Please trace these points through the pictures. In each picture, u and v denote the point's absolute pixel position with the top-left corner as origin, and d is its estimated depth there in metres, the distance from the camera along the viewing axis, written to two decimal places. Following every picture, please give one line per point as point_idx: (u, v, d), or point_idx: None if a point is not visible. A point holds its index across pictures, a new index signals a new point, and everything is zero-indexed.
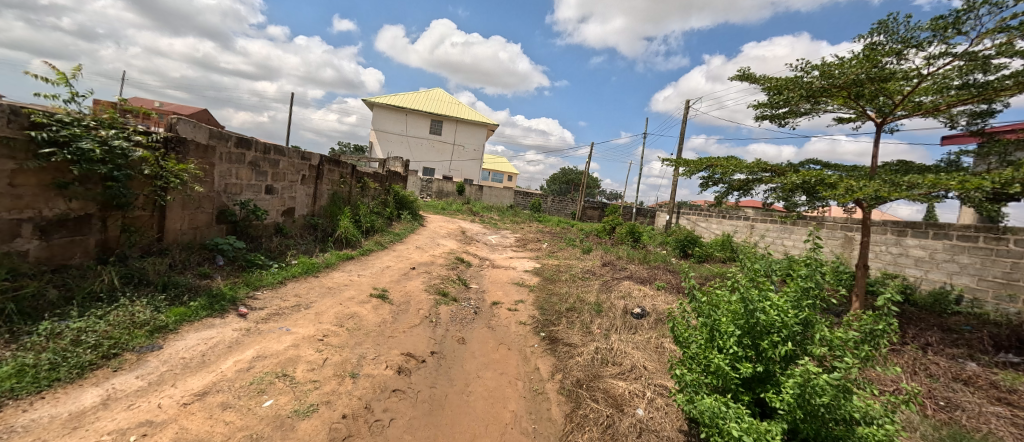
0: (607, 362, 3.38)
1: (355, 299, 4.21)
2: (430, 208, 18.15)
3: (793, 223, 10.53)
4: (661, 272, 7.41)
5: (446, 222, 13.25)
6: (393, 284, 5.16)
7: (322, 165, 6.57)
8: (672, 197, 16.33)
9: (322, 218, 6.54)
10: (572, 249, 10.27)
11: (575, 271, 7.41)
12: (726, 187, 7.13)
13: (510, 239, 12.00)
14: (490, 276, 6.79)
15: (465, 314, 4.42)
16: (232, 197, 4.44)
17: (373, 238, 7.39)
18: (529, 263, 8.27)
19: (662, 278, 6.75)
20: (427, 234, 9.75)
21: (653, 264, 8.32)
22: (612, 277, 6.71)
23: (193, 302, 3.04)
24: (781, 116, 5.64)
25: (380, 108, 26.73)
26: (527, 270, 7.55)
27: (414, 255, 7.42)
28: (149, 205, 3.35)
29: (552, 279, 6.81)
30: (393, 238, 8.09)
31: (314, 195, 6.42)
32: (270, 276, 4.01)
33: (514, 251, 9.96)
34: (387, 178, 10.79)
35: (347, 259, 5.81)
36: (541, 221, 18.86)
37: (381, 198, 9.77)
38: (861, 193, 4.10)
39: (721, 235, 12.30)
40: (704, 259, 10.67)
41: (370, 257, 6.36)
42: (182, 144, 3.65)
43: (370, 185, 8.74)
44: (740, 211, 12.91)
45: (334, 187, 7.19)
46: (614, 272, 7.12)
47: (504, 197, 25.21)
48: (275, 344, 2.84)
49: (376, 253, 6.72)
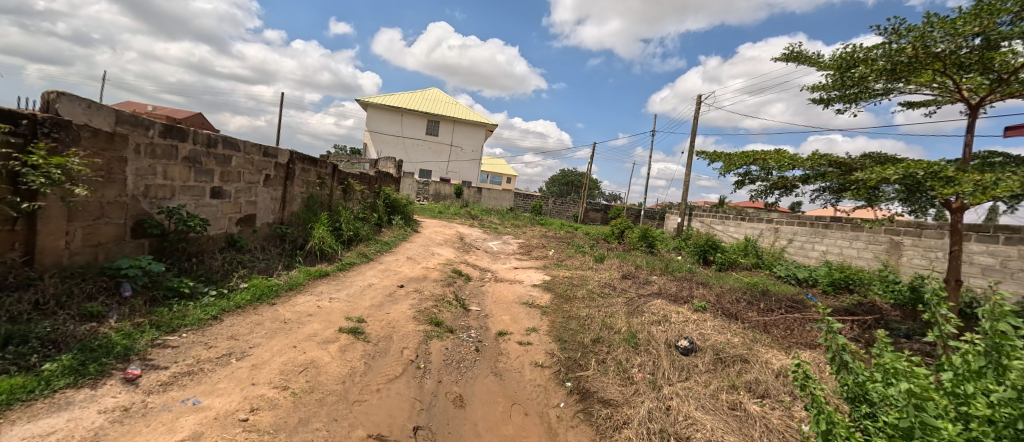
0: (669, 438, 2.34)
1: (317, 336, 3.15)
2: (427, 212, 17.19)
3: (826, 226, 9.55)
4: (692, 287, 6.38)
5: (443, 228, 12.20)
6: (373, 311, 4.10)
7: (292, 162, 5.52)
8: (683, 198, 15.36)
9: (293, 226, 5.47)
10: (583, 258, 9.24)
11: (591, 285, 6.36)
12: (766, 185, 6.33)
13: (513, 246, 10.96)
14: (493, 294, 5.75)
15: (463, 354, 3.38)
16: (156, 202, 3.39)
17: (356, 249, 6.35)
18: (536, 275, 7.21)
19: (697, 294, 5.72)
20: (420, 242, 8.69)
21: (678, 275, 7.32)
22: (637, 294, 5.67)
23: (46, 366, 2.03)
24: (846, 99, 4.62)
25: (374, 108, 25.79)
26: (536, 284, 6.52)
27: (405, 268, 6.37)
28: (2, 218, 2.31)
29: (566, 297, 5.77)
30: (381, 248, 7.02)
31: (282, 198, 5.36)
32: (199, 311, 2.96)
33: (518, 260, 8.92)
34: (377, 180, 9.76)
35: (320, 277, 4.75)
36: (544, 224, 17.90)
37: (369, 202, 8.74)
38: (999, 190, 3.03)
39: (742, 239, 11.30)
40: (728, 266, 9.67)
41: (349, 272, 5.31)
42: (64, 130, 2.61)
43: (354, 187, 7.69)
44: (762, 213, 11.92)
45: (311, 189, 6.13)
46: (638, 287, 6.09)
47: (504, 200, 24.22)
48: (160, 438, 1.79)
49: (358, 268, 5.66)
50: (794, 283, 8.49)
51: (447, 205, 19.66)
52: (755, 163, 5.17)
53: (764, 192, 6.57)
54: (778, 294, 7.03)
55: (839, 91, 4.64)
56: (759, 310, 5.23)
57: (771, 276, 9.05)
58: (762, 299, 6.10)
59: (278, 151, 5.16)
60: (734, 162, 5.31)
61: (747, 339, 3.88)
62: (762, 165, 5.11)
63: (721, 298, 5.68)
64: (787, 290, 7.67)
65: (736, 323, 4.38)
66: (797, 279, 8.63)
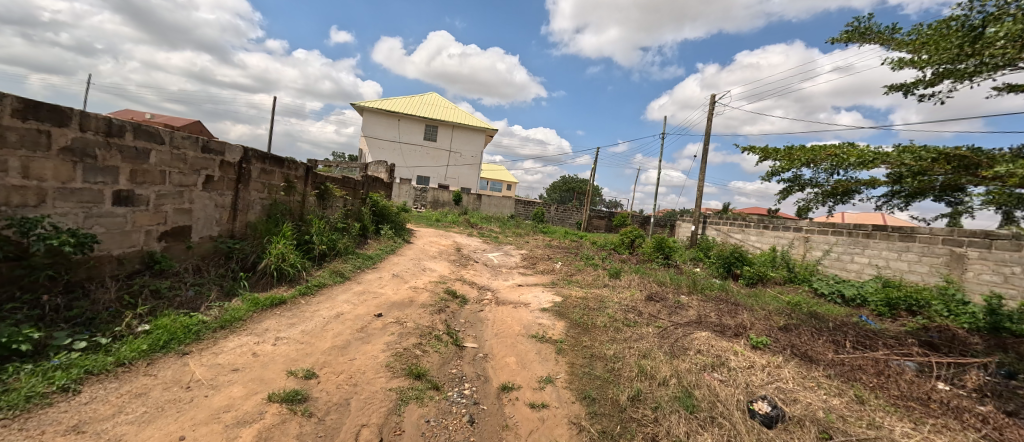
0: None
1: (228, 414, 2.09)
2: (422, 219, 16.17)
3: (868, 235, 8.58)
4: (733, 312, 5.29)
5: (438, 238, 11.15)
6: (335, 356, 3.05)
7: (248, 161, 4.48)
8: (698, 205, 14.36)
9: (245, 240, 4.40)
10: (595, 272, 8.19)
11: (610, 310, 5.28)
12: (818, 192, 5.63)
13: (515, 258, 9.89)
14: (494, 323, 4.67)
15: (451, 434, 2.31)
16: (6, 212, 2.36)
17: (330, 266, 5.29)
18: (546, 295, 6.14)
19: (746, 324, 4.63)
20: (411, 255, 7.62)
21: (709, 295, 6.28)
22: (672, 324, 4.59)
23: None
24: (954, 75, 3.64)
25: (370, 112, 24.95)
26: (545, 307, 5.47)
27: (389, 290, 5.31)
28: None
29: (584, 326, 4.68)
30: (360, 264, 5.94)
31: (231, 205, 4.30)
32: (36, 382, 1.93)
33: (522, 275, 7.89)
34: (364, 185, 8.72)
35: (270, 308, 3.66)
36: (547, 233, 16.88)
37: (352, 210, 7.69)
38: None
39: (769, 250, 10.27)
40: (758, 280, 8.60)
41: (312, 298, 4.21)
42: None
43: (333, 192, 6.65)
44: (788, 220, 10.93)
45: (274, 194, 5.08)
46: (669, 313, 5.00)
47: (505, 207, 23.23)
48: None
49: (326, 291, 4.56)
50: (838, 302, 7.43)
51: (445, 213, 18.65)
52: (821, 161, 4.12)
53: (812, 201, 5.90)
54: (829, 320, 5.95)
55: (944, 66, 3.66)
56: (830, 346, 4.14)
57: (811, 293, 8.01)
58: (822, 330, 5.01)
59: (227, 147, 4.13)
60: (795, 161, 4.28)
61: (847, 400, 2.83)
62: (833, 163, 4.01)
63: (774, 330, 4.59)
64: (835, 313, 6.62)
65: (818, 372, 3.29)
66: (843, 297, 7.58)
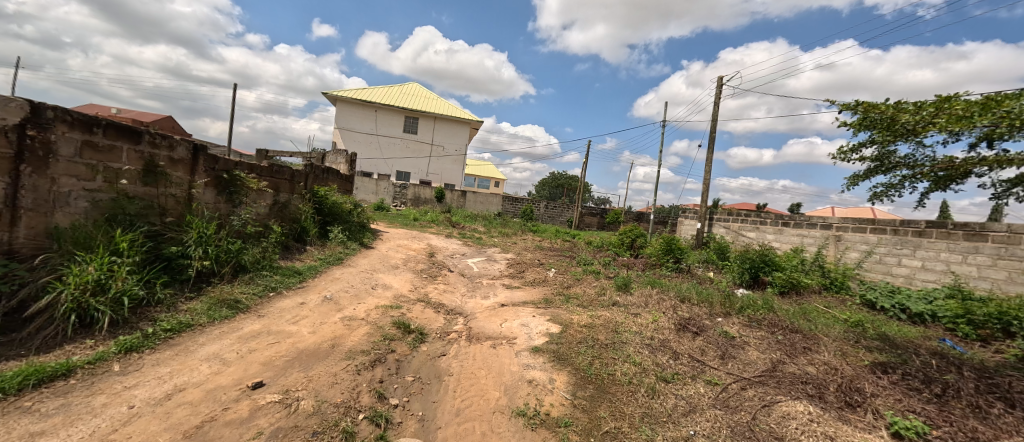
0: None
1: None
2: (399, 218, 14.39)
3: (920, 233, 7.08)
4: (807, 351, 3.66)
5: (409, 240, 9.37)
6: None
7: (42, 128, 2.77)
8: (703, 199, 12.87)
9: (31, 262, 2.66)
10: (597, 283, 6.53)
11: (632, 351, 3.60)
12: (907, 177, 4.08)
13: (499, 264, 8.17)
14: (458, 381, 2.98)
15: None
16: None
17: (213, 293, 3.52)
18: (537, 322, 4.45)
19: (845, 377, 2.99)
20: (363, 267, 5.83)
21: (757, 317, 4.70)
22: (735, 380, 2.92)
23: None
24: None
25: (343, 102, 23.00)
26: (537, 344, 3.81)
27: (305, 326, 3.55)
28: None
29: (599, 384, 3.01)
30: (274, 285, 4.18)
31: (8, 202, 2.64)
32: None
33: (505, 288, 6.21)
34: (307, 176, 6.91)
35: (13, 397, 1.97)
36: (536, 232, 15.24)
37: (283, 207, 5.88)
38: None
39: (794, 250, 8.73)
40: (793, 289, 7.05)
41: (139, 362, 2.50)
42: None
43: (248, 183, 4.86)
44: (813, 216, 9.44)
45: (119, 185, 3.33)
46: (722, 357, 3.32)
47: (491, 204, 21.52)
48: None
49: (180, 341, 2.83)
50: (899, 319, 5.86)
51: (423, 211, 16.86)
52: (994, 123, 2.43)
53: (894, 186, 4.29)
54: (918, 351, 4.39)
55: None
56: (998, 423, 2.56)
57: (862, 305, 6.50)
58: (940, 376, 3.41)
59: None
60: (946, 118, 2.59)
61: None
62: (986, 134, 2.50)
63: (888, 387, 2.95)
64: (909, 335, 5.07)
65: None
66: (906, 311, 6.03)
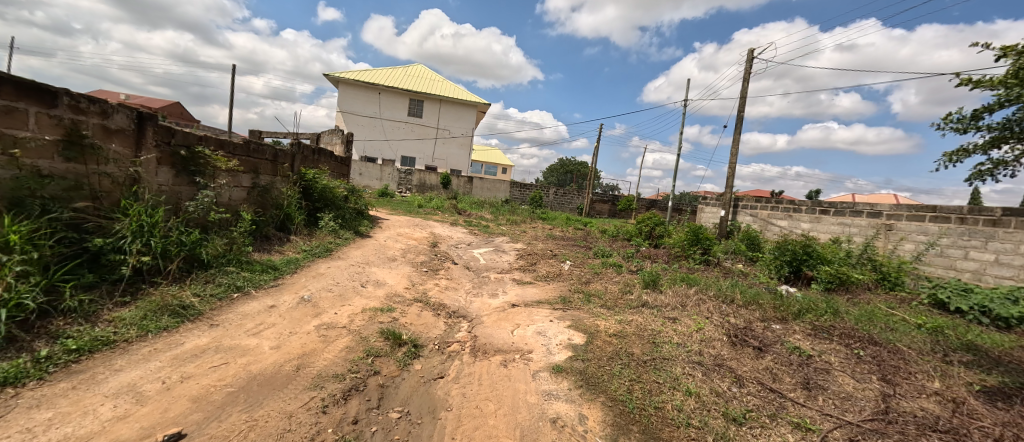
0: None
1: None
2: (402, 205, 13.68)
3: (995, 222, 6.14)
4: (908, 376, 2.84)
5: (410, 228, 8.63)
6: None
7: None
8: (728, 185, 11.92)
9: None
10: (619, 278, 5.74)
11: (680, 372, 2.82)
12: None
13: (509, 255, 7.39)
14: (459, 420, 2.24)
15: None
16: None
17: (151, 297, 2.81)
18: (557, 329, 3.68)
19: (986, 422, 2.18)
20: (354, 259, 5.10)
21: (822, 324, 3.87)
22: (836, 426, 2.15)
23: None
24: None
25: (346, 84, 22.19)
26: (558, 361, 3.04)
27: (267, 339, 2.82)
28: None
29: (645, 426, 2.25)
30: (238, 283, 3.45)
31: None
32: None
33: (516, 284, 5.44)
34: (295, 156, 6.16)
35: None
36: (546, 219, 14.45)
37: (263, 191, 5.14)
38: None
39: (837, 240, 7.84)
40: (843, 285, 6.20)
41: (7, 404, 1.78)
42: None
43: (215, 161, 4.11)
44: (858, 203, 8.49)
45: (22, 161, 2.59)
46: (805, 387, 2.54)
47: (499, 190, 20.69)
48: None
49: (87, 367, 2.11)
50: (980, 323, 4.97)
51: (428, 198, 16.13)
52: None
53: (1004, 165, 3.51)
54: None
55: None
56: None
57: (929, 304, 5.62)
58: None
59: None
60: None
61: None
62: None
63: None
64: (1002, 345, 4.21)
65: None
66: (987, 314, 5.14)
